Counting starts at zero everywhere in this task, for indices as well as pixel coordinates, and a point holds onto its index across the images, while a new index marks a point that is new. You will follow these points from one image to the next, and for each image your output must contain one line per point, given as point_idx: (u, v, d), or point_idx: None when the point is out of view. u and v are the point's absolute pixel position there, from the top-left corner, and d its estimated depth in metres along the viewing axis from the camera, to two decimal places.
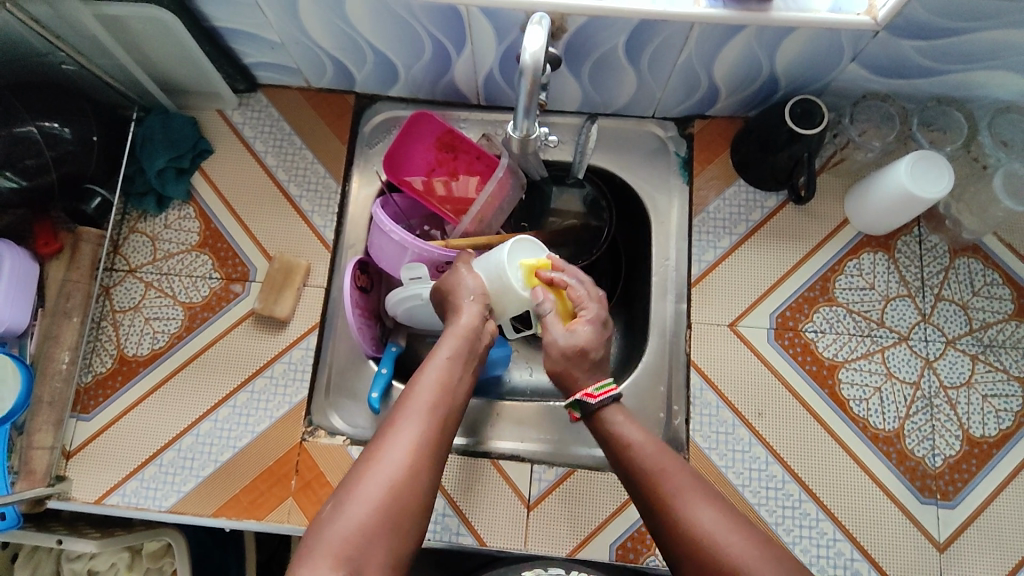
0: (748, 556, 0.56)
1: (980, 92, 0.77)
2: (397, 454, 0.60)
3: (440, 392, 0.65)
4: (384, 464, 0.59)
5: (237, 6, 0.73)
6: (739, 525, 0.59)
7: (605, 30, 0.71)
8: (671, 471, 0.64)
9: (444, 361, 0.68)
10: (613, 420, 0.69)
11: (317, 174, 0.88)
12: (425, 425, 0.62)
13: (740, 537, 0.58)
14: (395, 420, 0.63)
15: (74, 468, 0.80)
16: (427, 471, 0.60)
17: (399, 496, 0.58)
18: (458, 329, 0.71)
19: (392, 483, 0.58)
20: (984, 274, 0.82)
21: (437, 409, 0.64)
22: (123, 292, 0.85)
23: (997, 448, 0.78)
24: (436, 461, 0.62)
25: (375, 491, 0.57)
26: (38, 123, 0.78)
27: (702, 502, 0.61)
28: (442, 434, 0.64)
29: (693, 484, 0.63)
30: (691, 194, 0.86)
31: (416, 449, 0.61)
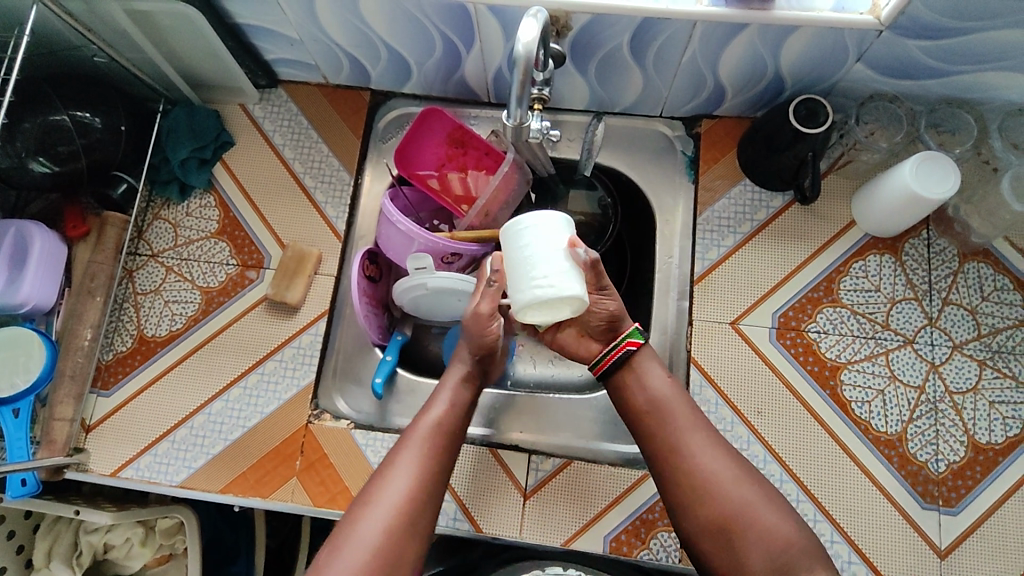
0: (748, 502, 0.63)
1: (991, 94, 0.77)
2: (393, 498, 0.64)
3: (435, 436, 0.69)
4: (380, 508, 0.63)
5: (258, 3, 0.77)
6: (744, 473, 0.66)
7: (609, 28, 0.73)
8: (682, 412, 0.69)
9: (442, 405, 0.72)
10: (640, 364, 0.72)
11: (331, 167, 0.91)
12: (422, 466, 0.67)
13: (741, 479, 0.65)
14: (397, 455, 0.68)
15: (92, 441, 0.84)
16: (421, 513, 0.65)
17: (395, 539, 0.62)
18: (456, 377, 0.75)
19: (388, 527, 0.62)
20: (995, 279, 0.81)
21: (437, 444, 0.69)
22: (145, 275, 0.89)
23: (1004, 455, 0.76)
24: (430, 502, 0.66)
25: (372, 534, 0.62)
26: (71, 112, 0.81)
27: (709, 443, 0.67)
28: (437, 478, 0.68)
29: (702, 427, 0.68)
30: (697, 193, 0.87)
31: (411, 494, 0.65)
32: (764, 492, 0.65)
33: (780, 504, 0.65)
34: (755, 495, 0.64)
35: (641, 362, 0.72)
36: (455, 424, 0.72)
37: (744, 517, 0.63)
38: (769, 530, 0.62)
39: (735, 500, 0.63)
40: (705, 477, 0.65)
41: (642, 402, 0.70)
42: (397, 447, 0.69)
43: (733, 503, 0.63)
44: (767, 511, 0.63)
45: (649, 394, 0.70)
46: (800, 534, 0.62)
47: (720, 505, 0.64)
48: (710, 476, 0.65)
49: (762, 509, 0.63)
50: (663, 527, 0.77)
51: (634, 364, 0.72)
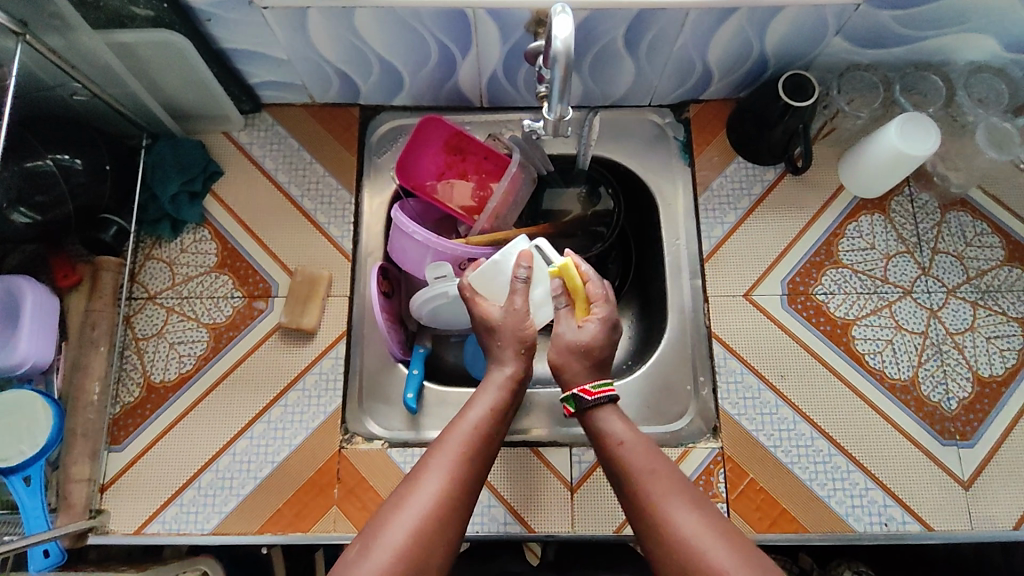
0: (724, 560, 0.55)
1: (954, 55, 0.83)
2: (424, 501, 0.59)
3: (473, 443, 0.64)
4: (410, 511, 0.58)
5: (248, 26, 0.75)
6: (721, 532, 0.58)
7: (606, 22, 0.74)
8: (658, 475, 0.63)
9: (480, 410, 0.67)
10: (604, 418, 0.69)
11: (330, 187, 0.89)
12: (456, 471, 0.61)
13: (719, 538, 0.57)
14: (427, 464, 0.62)
15: (111, 500, 0.79)
16: (454, 520, 0.59)
17: (424, 544, 0.56)
18: (496, 383, 0.70)
19: (415, 532, 0.57)
20: (974, 225, 0.87)
21: (472, 454, 0.63)
22: (144, 320, 0.84)
23: (1006, 386, 0.82)
24: (464, 510, 0.61)
25: (396, 539, 0.56)
26: (52, 155, 0.77)
27: (685, 506, 0.60)
28: (470, 486, 0.62)
29: (677, 487, 0.62)
30: (694, 176, 0.90)
31: (445, 498, 0.59)
32: (746, 556, 0.56)
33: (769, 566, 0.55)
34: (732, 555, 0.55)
35: (608, 421, 0.68)
36: (493, 432, 0.66)
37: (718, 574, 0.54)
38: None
39: (707, 563, 0.55)
40: (675, 539, 0.58)
41: (621, 471, 0.65)
42: (430, 451, 0.63)
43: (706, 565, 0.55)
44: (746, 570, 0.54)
45: (626, 464, 0.65)
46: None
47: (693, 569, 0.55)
48: (681, 539, 0.57)
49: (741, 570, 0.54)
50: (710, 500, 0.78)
51: (608, 430, 0.68)
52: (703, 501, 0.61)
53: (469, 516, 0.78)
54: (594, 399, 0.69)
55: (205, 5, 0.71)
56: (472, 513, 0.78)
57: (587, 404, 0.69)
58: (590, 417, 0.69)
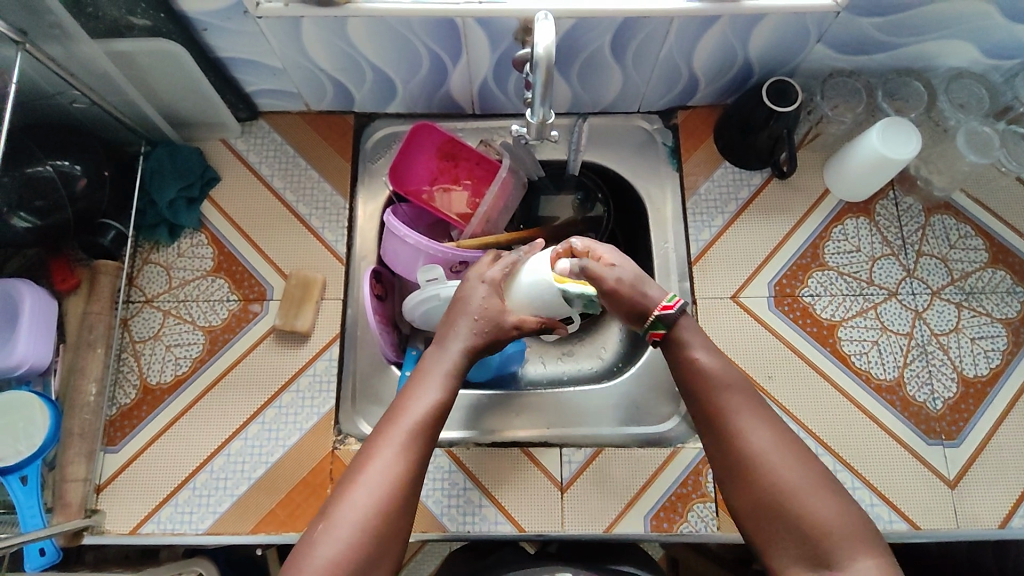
0: (792, 480, 0.59)
1: (934, 61, 0.85)
2: (380, 479, 0.60)
3: (425, 420, 0.64)
4: (367, 492, 0.59)
5: (244, 35, 0.77)
6: (791, 450, 0.61)
7: (592, 31, 0.76)
8: (730, 392, 0.64)
9: (432, 388, 0.67)
10: (679, 333, 0.68)
11: (324, 193, 0.91)
12: (411, 450, 0.62)
13: (786, 457, 0.60)
14: (382, 441, 0.63)
15: (107, 500, 0.79)
16: (410, 498, 0.61)
17: (382, 524, 0.58)
18: (446, 364, 0.69)
19: (375, 509, 0.58)
20: (958, 228, 0.88)
21: (427, 431, 0.64)
22: (141, 323, 0.86)
23: (991, 385, 0.83)
24: (419, 486, 0.62)
25: (357, 517, 0.58)
26: (52, 161, 0.80)
27: (757, 424, 0.62)
28: (424, 462, 0.63)
29: (751, 405, 0.64)
30: (682, 181, 0.92)
31: (399, 477, 0.60)
32: (813, 472, 0.59)
33: (831, 486, 0.59)
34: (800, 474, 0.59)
35: (685, 337, 0.68)
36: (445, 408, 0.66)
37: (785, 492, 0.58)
38: (812, 512, 0.57)
39: (778, 482, 0.59)
40: (746, 454, 0.61)
41: (694, 380, 0.66)
42: (383, 429, 0.64)
43: (776, 482, 0.59)
44: (813, 492, 0.58)
45: (698, 375, 0.65)
46: (848, 518, 0.57)
47: (763, 484, 0.59)
48: (753, 451, 0.60)
49: (806, 490, 0.58)
50: (698, 499, 0.79)
51: (688, 345, 0.67)
52: (774, 418, 0.63)
53: (460, 516, 0.79)
54: (678, 310, 0.68)
55: (201, 14, 0.73)
56: (463, 512, 0.79)
57: (675, 318, 0.68)
58: (666, 332, 0.68)
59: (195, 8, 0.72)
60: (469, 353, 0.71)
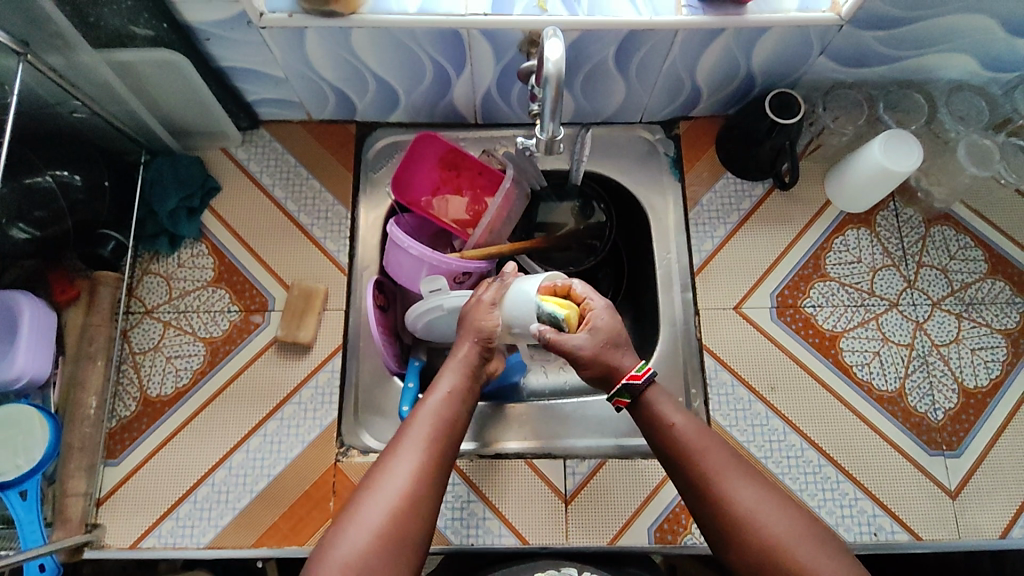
0: (781, 530, 0.59)
1: (935, 74, 0.85)
2: (395, 483, 0.61)
3: (439, 426, 0.66)
4: (384, 493, 0.60)
5: (246, 45, 0.77)
6: (776, 504, 0.61)
7: (597, 42, 0.76)
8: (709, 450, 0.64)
9: (444, 394, 0.68)
10: (653, 400, 0.69)
11: (326, 203, 0.91)
12: (425, 454, 0.63)
13: (771, 508, 0.60)
14: (395, 447, 0.64)
15: (107, 514, 0.79)
16: (426, 500, 0.61)
17: (398, 524, 0.59)
18: (455, 368, 0.71)
19: (390, 512, 0.59)
20: (958, 239, 0.89)
21: (439, 436, 0.65)
22: (142, 334, 0.85)
23: (991, 396, 0.84)
24: (436, 490, 0.62)
25: (373, 520, 0.58)
26: (53, 172, 0.80)
27: (740, 480, 0.62)
28: (441, 466, 0.64)
29: (731, 464, 0.64)
30: (685, 191, 0.92)
31: (415, 478, 0.61)
32: (799, 523, 0.60)
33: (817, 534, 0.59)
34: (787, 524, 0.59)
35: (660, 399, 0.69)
36: (458, 414, 0.68)
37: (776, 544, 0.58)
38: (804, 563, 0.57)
39: (766, 537, 0.59)
40: (731, 510, 0.61)
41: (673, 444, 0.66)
42: (399, 435, 0.65)
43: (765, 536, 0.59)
44: (803, 541, 0.58)
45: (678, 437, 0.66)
46: (840, 564, 0.57)
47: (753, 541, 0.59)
48: (739, 512, 0.60)
49: (794, 542, 0.58)
50: None
51: (660, 408, 0.68)
52: (755, 474, 0.64)
53: (463, 528, 0.79)
54: (645, 383, 0.68)
55: (204, 24, 0.73)
56: (467, 525, 0.79)
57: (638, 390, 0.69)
58: (645, 400, 0.69)
59: (198, 18, 0.72)
60: (478, 361, 0.73)
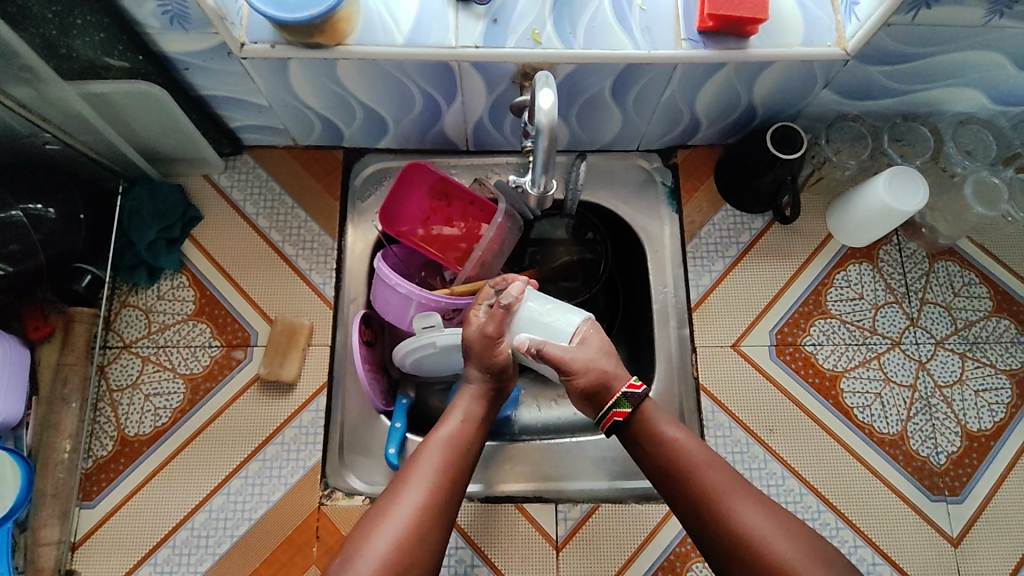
0: (799, 559, 0.58)
1: (942, 107, 0.83)
2: (405, 511, 0.60)
3: (452, 451, 0.65)
4: (394, 520, 0.59)
5: (227, 75, 0.73)
6: (789, 529, 0.60)
7: (592, 75, 0.73)
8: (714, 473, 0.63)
9: (455, 421, 0.68)
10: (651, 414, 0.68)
11: (312, 233, 0.88)
12: (438, 482, 0.62)
13: (786, 538, 0.59)
14: (408, 473, 0.63)
15: (82, 560, 0.76)
16: (433, 532, 0.60)
17: (407, 553, 0.58)
18: (470, 396, 0.71)
19: (399, 541, 0.58)
20: (962, 275, 0.87)
21: (452, 463, 0.64)
22: (119, 370, 0.82)
23: (995, 440, 0.81)
24: (447, 518, 0.62)
25: (382, 548, 0.57)
26: (24, 206, 0.77)
27: (751, 507, 0.61)
28: (452, 492, 0.63)
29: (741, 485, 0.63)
30: (682, 223, 0.89)
31: (427, 506, 0.60)
32: (815, 551, 0.59)
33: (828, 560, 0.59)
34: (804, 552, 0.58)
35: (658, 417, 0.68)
36: (471, 441, 0.67)
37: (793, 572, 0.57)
38: None
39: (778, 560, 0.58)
40: (747, 542, 0.59)
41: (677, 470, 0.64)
42: (411, 460, 0.65)
43: (781, 564, 0.57)
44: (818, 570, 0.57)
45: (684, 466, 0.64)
46: None
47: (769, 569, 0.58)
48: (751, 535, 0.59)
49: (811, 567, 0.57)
50: (697, 559, 0.77)
51: (661, 425, 0.67)
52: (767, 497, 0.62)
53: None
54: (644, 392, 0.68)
55: (182, 55, 0.70)
56: (455, 573, 0.76)
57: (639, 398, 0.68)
58: (638, 420, 0.68)
59: (175, 49, 0.68)
60: (493, 386, 0.72)
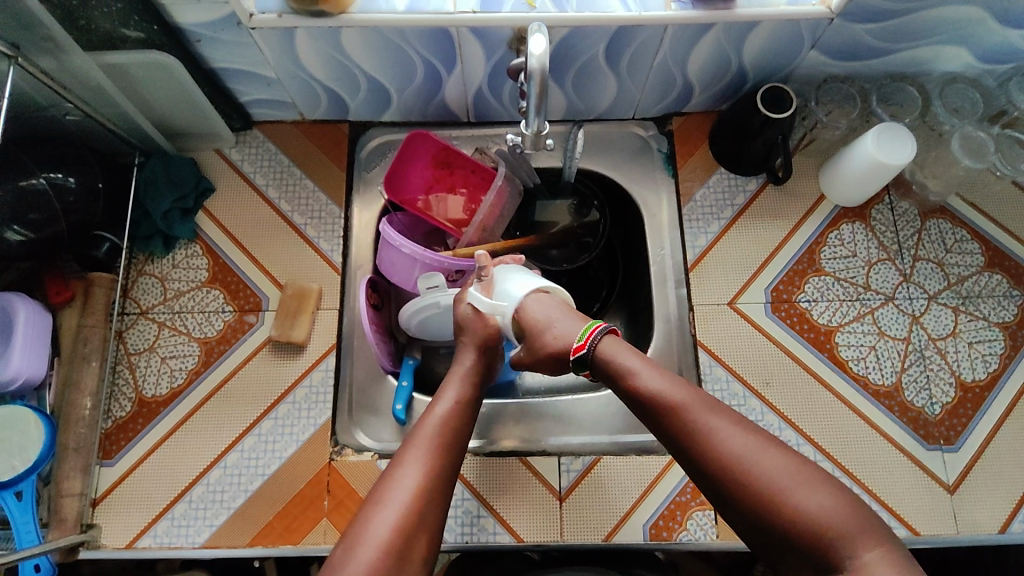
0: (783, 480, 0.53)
1: (928, 66, 0.85)
2: (403, 495, 0.59)
3: (444, 434, 0.65)
4: (391, 506, 0.58)
5: (237, 46, 0.77)
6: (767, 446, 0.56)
7: (587, 39, 0.76)
8: (690, 402, 0.60)
9: (449, 403, 0.68)
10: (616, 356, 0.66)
11: (320, 203, 0.91)
12: (433, 463, 0.62)
13: (767, 456, 0.55)
14: (404, 457, 0.63)
15: (103, 514, 0.79)
16: (432, 515, 0.60)
17: (409, 536, 0.57)
18: (461, 375, 0.72)
19: (400, 525, 0.57)
20: (954, 232, 0.89)
21: (447, 444, 0.65)
22: (137, 335, 0.85)
23: (989, 389, 0.83)
24: (443, 501, 0.61)
25: (382, 534, 0.56)
26: (45, 174, 0.80)
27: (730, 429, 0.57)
28: (448, 477, 0.63)
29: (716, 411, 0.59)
30: (678, 187, 0.92)
31: (425, 488, 0.60)
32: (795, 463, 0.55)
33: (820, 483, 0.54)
34: (792, 473, 0.54)
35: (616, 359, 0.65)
36: (464, 422, 0.68)
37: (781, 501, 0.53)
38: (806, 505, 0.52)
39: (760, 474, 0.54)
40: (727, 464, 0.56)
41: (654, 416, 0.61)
42: (404, 448, 0.64)
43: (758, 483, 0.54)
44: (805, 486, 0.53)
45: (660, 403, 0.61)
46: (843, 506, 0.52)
47: (756, 497, 0.54)
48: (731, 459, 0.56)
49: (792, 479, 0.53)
50: (697, 507, 0.79)
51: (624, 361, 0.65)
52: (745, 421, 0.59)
53: (458, 526, 0.79)
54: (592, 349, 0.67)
55: (194, 26, 0.73)
56: (461, 523, 0.79)
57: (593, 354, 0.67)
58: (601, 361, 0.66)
59: (188, 20, 0.72)
60: (482, 364, 0.74)
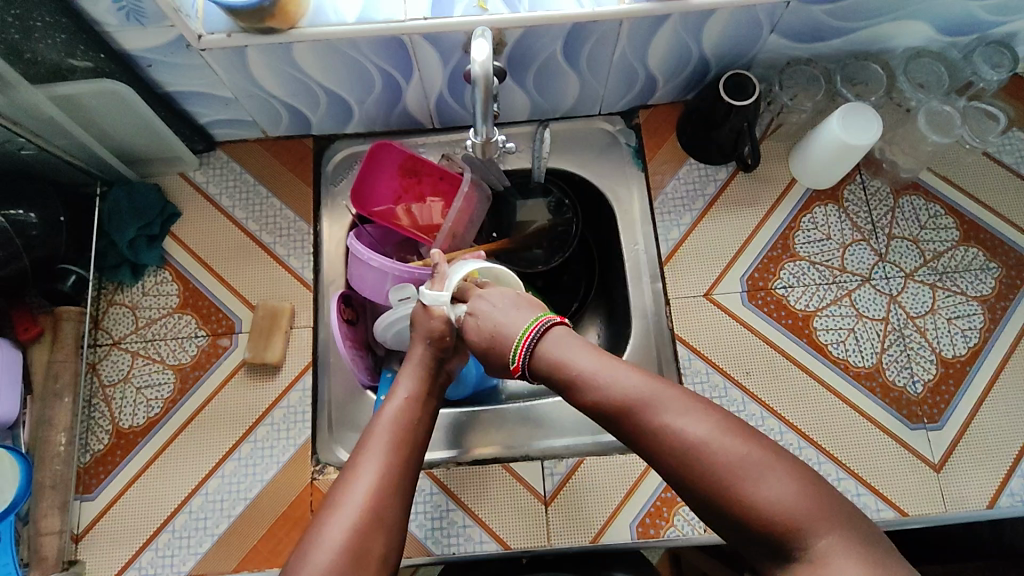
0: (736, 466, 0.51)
1: (890, 43, 0.85)
2: (357, 497, 0.57)
3: (398, 432, 0.64)
4: (346, 509, 0.57)
5: (189, 69, 0.76)
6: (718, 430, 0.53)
7: (542, 39, 0.75)
8: (640, 393, 0.56)
9: (400, 400, 0.67)
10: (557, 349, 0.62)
11: (287, 220, 0.90)
12: (388, 462, 0.61)
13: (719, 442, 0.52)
14: (357, 459, 0.61)
15: (85, 550, 0.78)
16: (391, 513, 0.58)
17: (366, 539, 0.56)
18: (413, 368, 0.70)
19: (355, 528, 0.56)
20: (927, 208, 0.88)
21: (401, 441, 0.63)
22: (110, 366, 0.84)
23: (971, 364, 0.82)
24: (403, 498, 0.60)
25: (337, 539, 0.55)
26: (4, 211, 0.79)
27: (680, 416, 0.54)
28: (406, 474, 0.61)
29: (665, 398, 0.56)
30: (648, 180, 0.91)
31: (382, 490, 0.58)
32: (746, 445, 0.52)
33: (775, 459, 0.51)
34: (746, 459, 0.51)
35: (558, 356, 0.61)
36: (419, 417, 0.66)
37: (733, 487, 0.50)
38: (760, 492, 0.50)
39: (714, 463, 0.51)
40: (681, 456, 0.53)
41: (600, 405, 0.58)
42: (357, 448, 0.63)
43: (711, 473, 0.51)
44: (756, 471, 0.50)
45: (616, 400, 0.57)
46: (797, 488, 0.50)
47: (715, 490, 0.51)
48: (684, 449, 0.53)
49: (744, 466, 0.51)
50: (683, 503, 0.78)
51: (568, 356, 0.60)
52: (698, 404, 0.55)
53: (444, 538, 0.78)
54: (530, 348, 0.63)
55: (143, 51, 0.72)
56: (447, 535, 0.78)
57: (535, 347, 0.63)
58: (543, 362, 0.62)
59: (135, 46, 0.71)
60: (435, 355, 0.72)
